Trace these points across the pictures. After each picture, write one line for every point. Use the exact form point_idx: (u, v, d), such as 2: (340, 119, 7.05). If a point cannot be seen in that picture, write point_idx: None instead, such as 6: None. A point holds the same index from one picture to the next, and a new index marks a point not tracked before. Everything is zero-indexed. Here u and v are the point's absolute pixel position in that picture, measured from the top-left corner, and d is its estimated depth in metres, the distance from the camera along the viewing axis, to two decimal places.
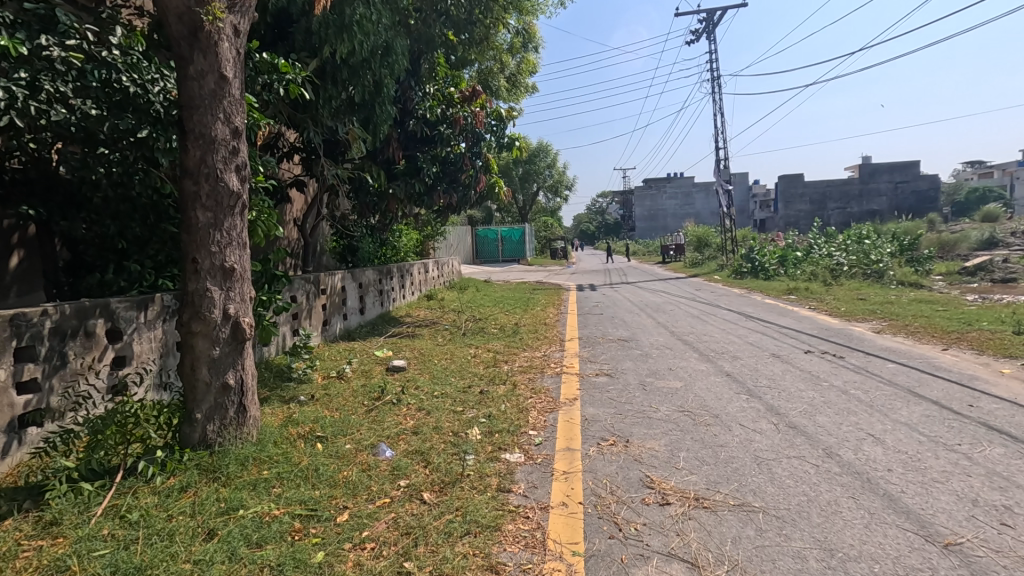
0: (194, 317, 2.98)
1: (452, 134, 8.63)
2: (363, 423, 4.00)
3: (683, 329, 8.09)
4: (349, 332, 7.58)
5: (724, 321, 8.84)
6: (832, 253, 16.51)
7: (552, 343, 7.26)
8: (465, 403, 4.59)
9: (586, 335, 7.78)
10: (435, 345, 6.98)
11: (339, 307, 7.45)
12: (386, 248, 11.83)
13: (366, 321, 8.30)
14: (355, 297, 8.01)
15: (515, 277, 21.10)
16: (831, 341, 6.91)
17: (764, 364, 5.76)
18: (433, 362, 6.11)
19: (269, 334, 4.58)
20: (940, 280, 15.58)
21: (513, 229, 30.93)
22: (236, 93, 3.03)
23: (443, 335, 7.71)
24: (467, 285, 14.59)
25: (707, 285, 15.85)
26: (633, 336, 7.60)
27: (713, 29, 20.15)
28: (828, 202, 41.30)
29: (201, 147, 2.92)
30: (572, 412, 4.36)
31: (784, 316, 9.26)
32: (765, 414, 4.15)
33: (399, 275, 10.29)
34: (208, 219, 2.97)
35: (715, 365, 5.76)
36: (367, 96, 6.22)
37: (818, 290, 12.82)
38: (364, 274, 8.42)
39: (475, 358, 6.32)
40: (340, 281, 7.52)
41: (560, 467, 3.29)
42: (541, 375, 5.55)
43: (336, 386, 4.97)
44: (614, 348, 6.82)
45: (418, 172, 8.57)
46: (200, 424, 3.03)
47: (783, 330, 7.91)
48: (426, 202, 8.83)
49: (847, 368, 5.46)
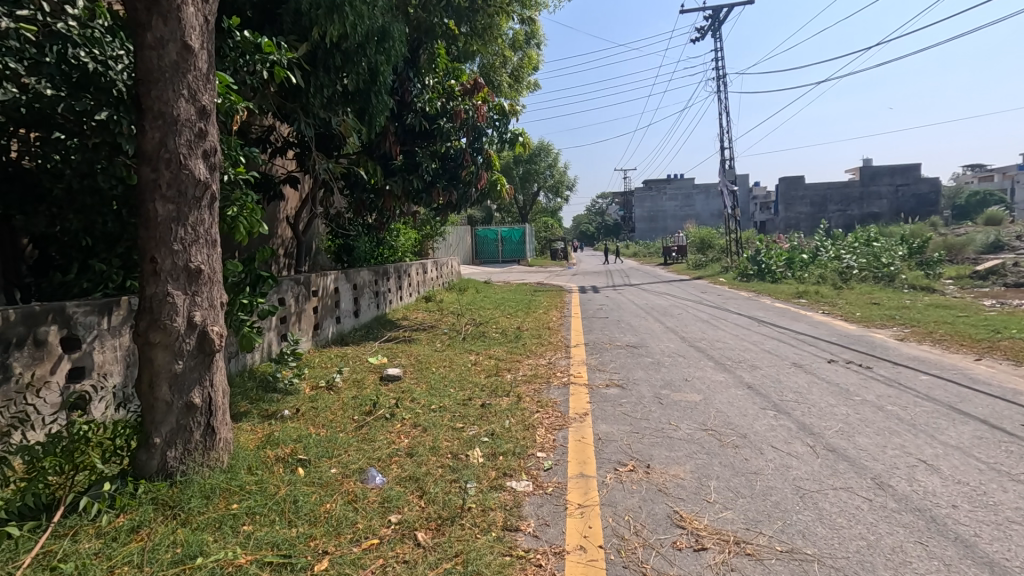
0: (152, 326, 2.56)
1: (453, 129, 8.22)
2: (352, 442, 3.58)
3: (694, 335, 7.70)
4: (342, 336, 7.16)
5: (736, 326, 8.44)
6: (840, 256, 16.14)
7: (557, 350, 6.85)
8: (465, 418, 4.19)
9: (593, 341, 7.37)
10: (432, 351, 6.56)
11: (331, 310, 7.04)
12: (383, 248, 11.42)
13: (360, 324, 7.89)
14: (349, 299, 7.60)
15: (515, 278, 20.70)
16: (853, 350, 6.51)
17: (787, 375, 5.36)
18: (430, 369, 5.70)
19: (251, 342, 4.16)
20: (951, 284, 15.18)
21: (513, 230, 30.56)
22: (203, 67, 2.62)
23: (441, 340, 7.30)
24: (466, 286, 14.17)
25: (713, 288, 15.45)
26: (642, 343, 7.19)
27: (719, 27, 19.77)
28: (829, 204, 41.00)
29: (161, 128, 2.51)
30: (583, 430, 3.95)
31: (798, 321, 8.86)
32: (798, 434, 3.75)
33: (396, 275, 9.88)
34: (169, 212, 2.55)
35: (734, 375, 5.35)
36: (361, 85, 5.81)
37: (829, 294, 12.42)
38: (359, 274, 8.00)
39: (475, 366, 5.90)
40: (333, 283, 7.10)
41: (575, 499, 2.88)
42: (547, 386, 5.14)
43: (324, 397, 4.55)
44: (623, 356, 6.41)
45: (416, 167, 8.16)
46: (159, 450, 2.61)
47: (800, 336, 7.51)
48: (424, 200, 8.42)
49: (878, 380, 5.05)
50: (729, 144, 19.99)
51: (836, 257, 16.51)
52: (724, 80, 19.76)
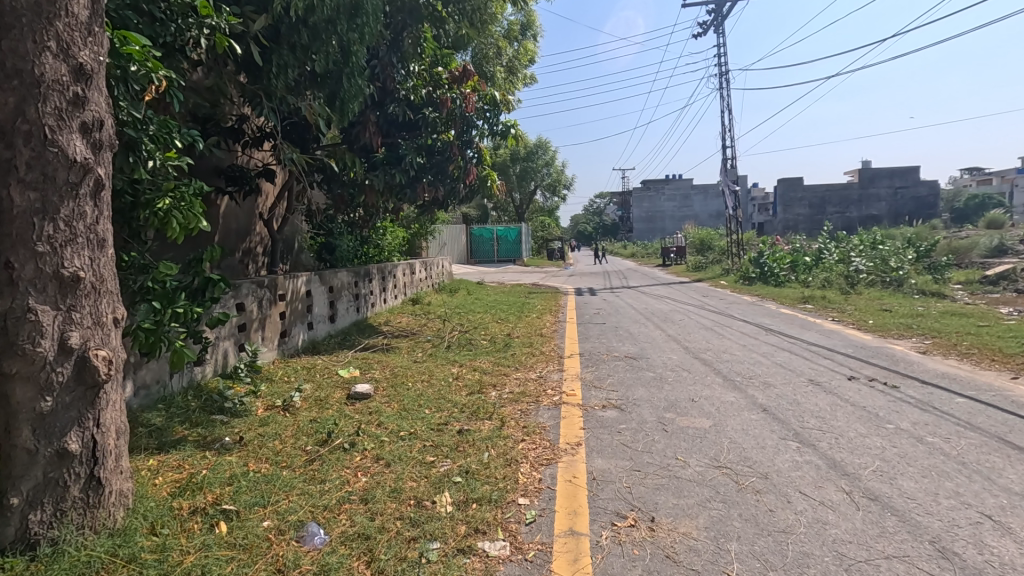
0: (6, 352, 1.95)
1: (439, 119, 7.64)
2: (295, 485, 2.96)
3: (698, 345, 7.10)
4: (314, 344, 6.56)
5: (742, 335, 7.86)
6: (846, 259, 15.58)
7: (550, 361, 6.24)
8: (438, 450, 3.59)
9: (588, 351, 6.78)
10: (411, 363, 5.95)
11: (302, 316, 6.44)
12: (368, 247, 10.79)
13: (337, 330, 7.29)
14: (324, 303, 7.01)
15: (510, 279, 20.09)
16: (874, 364, 5.93)
17: (806, 395, 4.77)
18: (405, 385, 5.09)
19: (184, 359, 3.54)
20: (961, 289, 14.65)
21: (510, 229, 29.97)
22: (79, 13, 2.03)
23: (423, 349, 6.69)
24: (458, 288, 13.56)
25: (714, 291, 14.89)
26: (642, 354, 6.59)
27: (722, 22, 19.19)
28: (827, 206, 40.56)
29: (16, 92, 1.91)
30: (575, 466, 3.35)
31: (808, 330, 8.29)
32: (829, 474, 3.17)
33: (380, 277, 9.26)
34: (30, 201, 1.95)
35: (746, 396, 4.76)
36: (331, 67, 5.18)
37: (836, 300, 11.86)
38: (336, 276, 7.39)
39: (457, 381, 5.30)
40: (305, 285, 6.50)
41: (562, 570, 2.31)
42: (535, 407, 4.55)
43: (277, 421, 3.94)
44: (621, 369, 5.81)
45: (400, 161, 7.55)
46: (18, 513, 2.01)
47: (813, 348, 6.92)
48: (408, 195, 7.82)
49: (909, 404, 4.47)
50: (731, 142, 19.45)
51: (842, 261, 15.95)
52: (727, 77, 19.21)
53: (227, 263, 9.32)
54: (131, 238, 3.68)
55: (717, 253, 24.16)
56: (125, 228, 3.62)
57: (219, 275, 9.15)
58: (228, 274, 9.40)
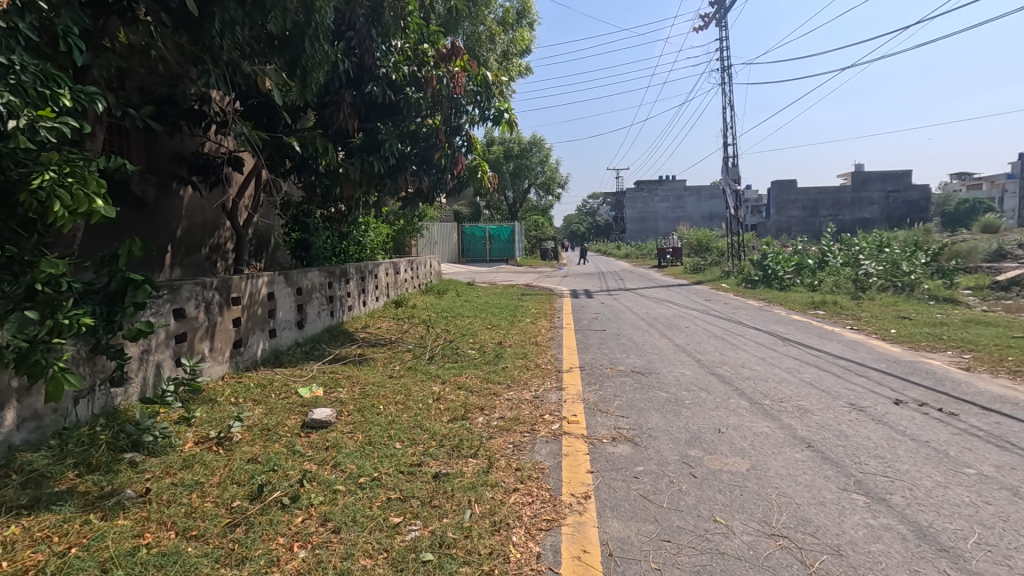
0: None
1: (424, 100, 6.72)
2: (200, 571, 2.15)
3: (712, 358, 6.30)
4: (277, 354, 5.71)
5: (758, 346, 7.09)
6: (854, 262, 14.91)
7: (546, 377, 5.43)
8: (407, 507, 2.77)
9: (589, 365, 5.97)
10: (386, 379, 5.12)
11: (263, 322, 5.59)
12: (348, 244, 9.92)
13: (306, 338, 6.45)
14: (291, 307, 6.17)
15: (502, 279, 19.21)
16: (917, 383, 5.18)
17: (853, 426, 4.00)
18: (376, 409, 4.26)
19: (63, 389, 2.67)
20: (972, 294, 14.04)
21: (502, 227, 29.09)
22: None
23: (402, 361, 5.86)
24: (446, 288, 12.74)
25: (716, 295, 14.17)
26: (650, 368, 5.80)
27: (724, 15, 18.54)
28: (820, 208, 40.14)
29: None
30: (583, 532, 2.58)
31: (829, 340, 7.54)
32: (920, 549, 2.40)
33: (359, 277, 8.41)
34: None
35: (783, 428, 3.97)
36: (289, 28, 4.40)
37: (849, 305, 11.18)
38: (305, 276, 6.55)
39: (437, 404, 4.48)
40: (266, 288, 5.65)
41: None
42: (530, 441, 3.76)
43: (203, 463, 3.08)
44: (629, 389, 5.01)
45: (379, 147, 6.70)
46: None
47: (841, 362, 6.16)
48: (389, 187, 6.96)
49: (981, 439, 3.72)
50: (732, 140, 18.82)
51: (848, 264, 15.29)
52: (728, 72, 18.57)
53: (190, 260, 8.59)
54: (19, 228, 2.78)
55: (715, 254, 23.43)
56: (10, 214, 2.72)
57: (181, 273, 8.45)
58: (192, 272, 8.72)
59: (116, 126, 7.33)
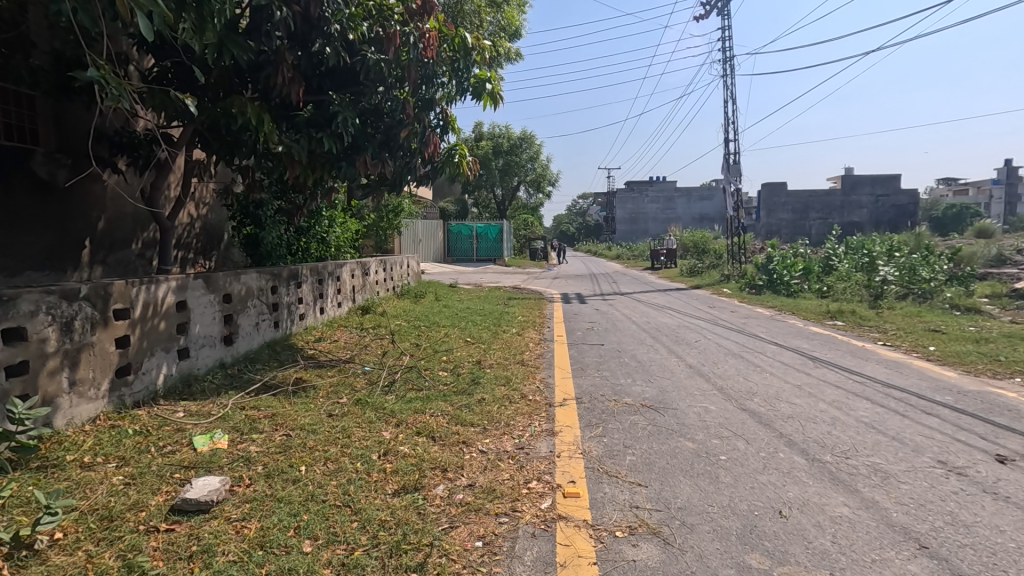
0: None
1: (386, 63, 5.46)
2: None
3: (737, 386, 5.12)
4: (187, 381, 4.42)
5: (786, 368, 5.93)
6: (866, 267, 13.89)
7: (533, 415, 4.21)
8: None
9: (588, 396, 4.75)
10: (322, 420, 3.85)
11: (168, 341, 4.31)
12: (309, 240, 8.63)
13: (235, 357, 5.16)
14: (214, 319, 4.89)
15: (487, 281, 17.94)
16: (1010, 428, 4.02)
17: (966, 506, 2.82)
18: (293, 475, 3.00)
19: None
20: (989, 303, 13.07)
21: (489, 226, 27.84)
22: None
23: (350, 391, 4.60)
24: (425, 292, 11.46)
25: (719, 301, 13.05)
26: (664, 402, 4.61)
27: (726, 5, 17.55)
28: (810, 211, 39.32)
29: None
30: None
31: (866, 361, 6.39)
32: None
33: (315, 280, 7.11)
34: None
35: (868, 509, 2.78)
36: None
37: (869, 316, 10.09)
38: (235, 280, 5.25)
39: (383, 463, 3.23)
40: (173, 295, 4.37)
41: None
42: (510, 536, 2.55)
43: None
44: (642, 435, 3.81)
45: (331, 121, 5.44)
46: None
47: (895, 393, 5.00)
48: (344, 171, 5.70)
49: None
50: (733, 136, 17.81)
51: (859, 269, 14.25)
52: (731, 64, 17.54)
53: (116, 258, 7.29)
54: None
55: (711, 257, 22.35)
56: None
57: (103, 273, 7.15)
58: (119, 271, 7.41)
59: (13, 93, 5.98)
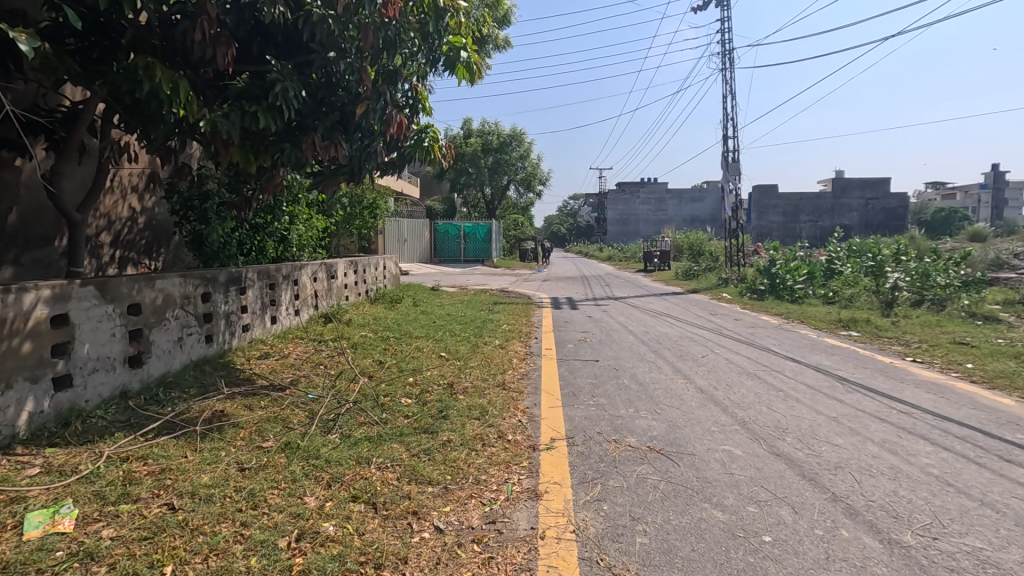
0: None
1: (337, 20, 4.49)
2: None
3: (762, 420, 4.20)
4: (65, 418, 3.42)
5: (814, 394, 5.03)
6: (874, 272, 13.10)
7: (511, 467, 3.25)
8: None
9: (582, 434, 3.81)
10: (226, 479, 2.87)
11: (38, 368, 3.31)
12: (267, 239, 7.64)
13: (144, 381, 4.15)
14: (113, 336, 3.89)
15: (474, 283, 16.96)
16: None
17: None
18: None
19: None
20: (1004, 311, 12.30)
21: (478, 226, 26.81)
22: None
23: (282, 429, 3.63)
24: (403, 296, 10.49)
25: (720, 307, 12.18)
26: (677, 444, 3.66)
27: None
28: (802, 214, 38.71)
29: None
30: None
31: (903, 383, 5.51)
32: None
33: (263, 284, 6.11)
34: None
35: None
36: None
37: (886, 325, 9.25)
38: (147, 286, 4.24)
39: (290, 558, 2.25)
40: (47, 308, 3.37)
41: None
42: None
43: None
44: (654, 499, 2.86)
45: (270, 92, 4.44)
46: None
47: (953, 428, 4.11)
48: (288, 154, 4.70)
49: None
50: (732, 133, 17.00)
51: (866, 274, 13.44)
52: (729, 57, 16.75)
53: (32, 256, 6.25)
54: None
55: (707, 259, 21.55)
56: None
57: (15, 275, 6.09)
58: (36, 272, 6.35)
59: None
